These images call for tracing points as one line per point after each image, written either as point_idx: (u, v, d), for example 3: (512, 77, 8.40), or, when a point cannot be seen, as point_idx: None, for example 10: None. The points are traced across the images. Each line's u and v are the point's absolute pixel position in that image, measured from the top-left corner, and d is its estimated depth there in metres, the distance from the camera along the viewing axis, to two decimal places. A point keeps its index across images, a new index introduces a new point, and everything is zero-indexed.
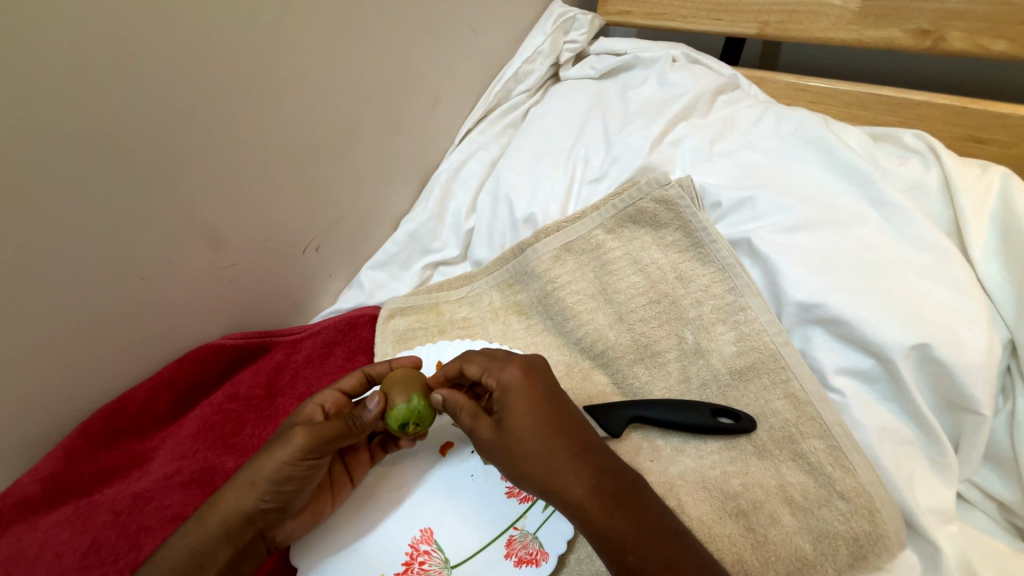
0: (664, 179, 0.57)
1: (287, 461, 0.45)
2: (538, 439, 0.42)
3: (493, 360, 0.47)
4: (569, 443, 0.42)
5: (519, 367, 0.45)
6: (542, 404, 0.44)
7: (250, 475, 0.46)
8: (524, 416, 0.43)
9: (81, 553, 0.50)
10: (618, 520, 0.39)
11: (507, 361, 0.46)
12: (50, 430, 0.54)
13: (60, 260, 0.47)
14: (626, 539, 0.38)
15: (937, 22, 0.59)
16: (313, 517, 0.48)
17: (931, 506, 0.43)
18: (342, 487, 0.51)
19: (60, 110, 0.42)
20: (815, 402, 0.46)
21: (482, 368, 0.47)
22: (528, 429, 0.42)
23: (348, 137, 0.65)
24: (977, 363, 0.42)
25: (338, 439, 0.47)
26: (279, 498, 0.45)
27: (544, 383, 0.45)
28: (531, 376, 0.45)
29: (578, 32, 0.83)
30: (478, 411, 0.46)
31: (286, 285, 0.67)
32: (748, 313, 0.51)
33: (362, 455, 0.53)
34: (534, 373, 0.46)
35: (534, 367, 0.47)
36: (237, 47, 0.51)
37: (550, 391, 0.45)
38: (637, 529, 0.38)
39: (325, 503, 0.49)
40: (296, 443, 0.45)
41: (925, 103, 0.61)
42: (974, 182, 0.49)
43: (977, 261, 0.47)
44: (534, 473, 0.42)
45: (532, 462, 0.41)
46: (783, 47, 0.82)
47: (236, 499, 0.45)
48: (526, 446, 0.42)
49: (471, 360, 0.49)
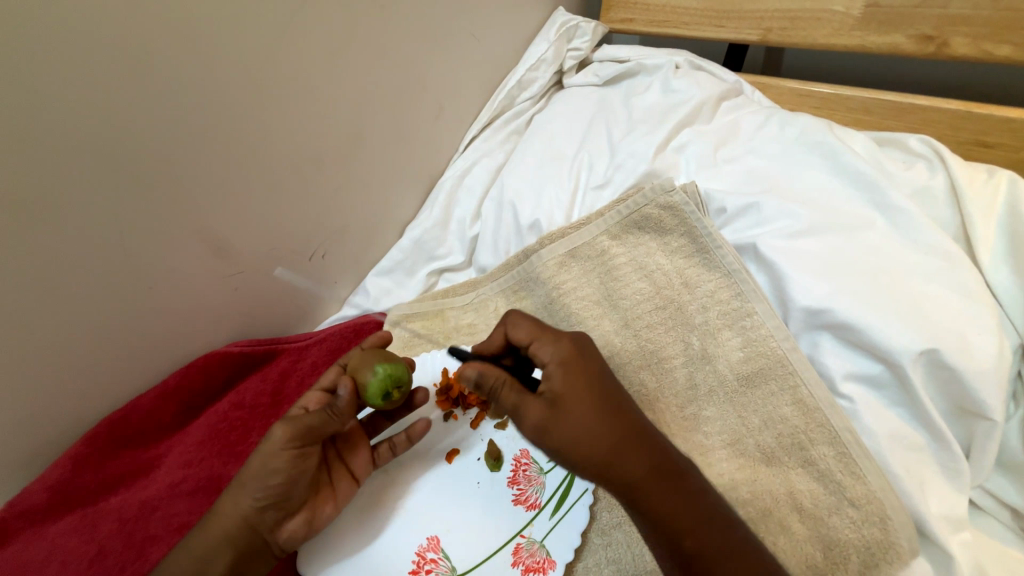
0: (667, 186, 0.57)
1: (272, 453, 0.46)
2: (599, 414, 0.40)
3: (541, 330, 0.46)
4: (605, 421, 0.40)
5: (570, 343, 0.44)
6: (595, 380, 0.42)
7: (241, 476, 0.47)
8: (591, 386, 0.42)
9: (88, 560, 0.50)
10: (671, 503, 0.39)
11: (556, 335, 0.45)
12: (59, 439, 0.54)
13: (68, 269, 0.48)
14: (682, 521, 0.38)
15: (941, 27, 0.59)
16: (312, 515, 0.48)
17: (943, 512, 0.43)
18: (343, 485, 0.50)
19: (69, 122, 0.43)
20: (824, 409, 0.46)
21: (532, 337, 0.46)
22: (602, 398, 0.41)
23: (352, 146, 0.65)
24: (987, 368, 0.42)
25: (321, 428, 0.47)
26: (271, 494, 0.46)
27: (597, 359, 0.44)
28: (583, 352, 0.44)
29: (581, 40, 0.83)
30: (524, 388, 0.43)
31: (293, 293, 0.67)
32: (754, 319, 0.50)
33: (362, 450, 0.52)
34: (586, 350, 0.45)
35: (584, 344, 0.45)
36: (239, 58, 0.51)
37: (604, 368, 0.44)
38: (687, 506, 0.39)
39: (326, 501, 0.49)
40: (280, 433, 0.46)
41: (931, 107, 0.61)
42: (981, 188, 0.49)
43: (985, 266, 0.47)
44: (592, 458, 0.39)
45: (587, 440, 0.40)
46: (787, 53, 0.83)
47: (232, 501, 0.46)
48: (598, 417, 0.40)
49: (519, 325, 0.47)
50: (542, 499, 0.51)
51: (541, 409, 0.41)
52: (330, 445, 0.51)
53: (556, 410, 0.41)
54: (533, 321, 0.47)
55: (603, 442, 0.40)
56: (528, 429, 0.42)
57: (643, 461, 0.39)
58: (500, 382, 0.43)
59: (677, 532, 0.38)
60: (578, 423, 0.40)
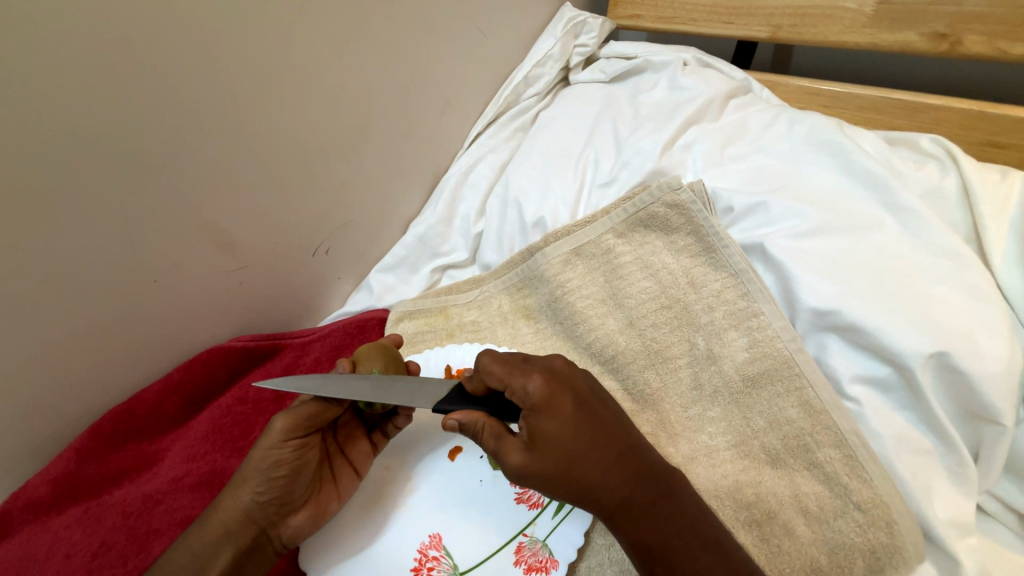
0: (674, 183, 0.56)
1: (272, 447, 0.46)
2: (574, 454, 0.39)
3: (512, 369, 0.43)
4: (577, 463, 0.39)
5: (541, 378, 0.41)
6: (572, 413, 0.40)
7: (243, 472, 0.47)
8: (565, 427, 0.39)
9: (91, 554, 0.50)
10: (648, 528, 0.38)
11: (527, 371, 0.42)
12: (65, 431, 0.55)
13: (72, 263, 0.48)
14: (655, 545, 0.38)
15: (954, 25, 0.58)
16: (317, 508, 0.49)
17: (949, 518, 0.42)
18: (345, 479, 0.51)
19: (73, 113, 0.43)
20: (831, 411, 0.45)
21: (503, 380, 0.43)
22: (576, 438, 0.39)
23: (357, 141, 0.65)
24: (998, 372, 0.42)
25: (319, 418, 0.48)
26: (274, 488, 0.46)
27: (572, 390, 0.41)
28: (555, 388, 0.41)
29: (589, 35, 0.82)
30: (503, 431, 0.43)
31: (296, 289, 0.67)
32: (760, 319, 0.50)
33: (362, 442, 0.53)
34: (561, 383, 0.42)
35: (556, 374, 0.42)
36: (244, 52, 0.51)
37: (581, 401, 0.41)
38: (659, 530, 0.38)
39: (328, 495, 0.50)
40: (278, 427, 0.46)
41: (943, 107, 0.60)
42: (994, 188, 0.48)
43: (997, 268, 0.46)
44: (569, 491, 0.39)
45: (563, 480, 0.39)
46: (796, 50, 0.82)
47: (234, 497, 0.46)
48: (571, 460, 0.39)
49: (488, 368, 0.44)
50: (545, 498, 0.51)
51: (518, 454, 0.41)
52: (328, 437, 0.52)
53: (531, 453, 0.40)
54: (503, 359, 0.44)
55: (580, 480, 0.39)
56: (509, 472, 0.41)
57: (617, 491, 0.39)
58: (481, 427, 0.43)
59: (649, 553, 0.38)
60: (550, 467, 0.39)
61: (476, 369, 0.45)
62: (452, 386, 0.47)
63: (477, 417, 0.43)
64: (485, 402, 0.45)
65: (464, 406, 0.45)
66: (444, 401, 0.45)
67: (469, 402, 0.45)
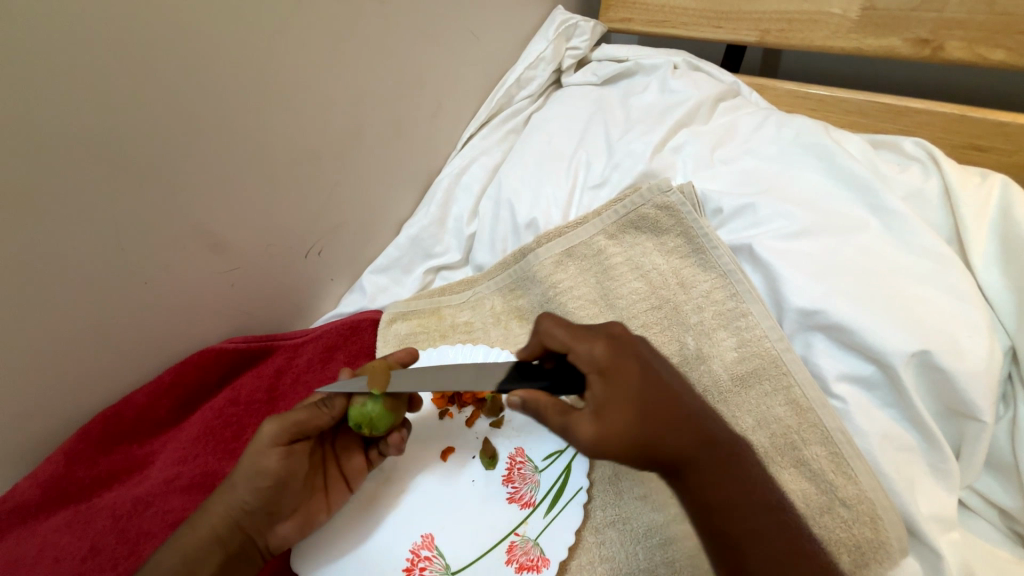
0: (664, 186, 0.57)
1: (260, 451, 0.46)
2: (644, 414, 0.40)
3: (576, 335, 0.46)
4: (648, 422, 0.40)
5: (605, 343, 0.44)
6: (638, 375, 0.42)
7: (232, 476, 0.47)
8: (631, 387, 0.41)
9: (80, 557, 0.50)
10: (716, 486, 0.38)
11: (591, 338, 0.45)
12: (52, 433, 0.54)
13: (61, 262, 0.47)
14: (726, 504, 0.38)
15: (936, 31, 0.59)
16: (306, 519, 0.48)
17: (932, 513, 0.43)
18: (336, 490, 0.50)
19: (62, 111, 0.43)
20: (817, 409, 0.46)
21: (567, 344, 0.45)
22: (643, 399, 0.41)
23: (350, 142, 0.65)
24: (978, 369, 0.43)
25: (309, 423, 0.47)
26: (261, 495, 0.46)
27: (635, 356, 0.43)
28: (621, 352, 0.43)
29: (580, 39, 0.83)
30: (568, 407, 0.43)
31: (289, 291, 0.67)
32: (748, 319, 0.51)
33: (357, 456, 0.52)
34: (623, 348, 0.44)
35: (618, 340, 0.45)
36: (237, 53, 0.51)
37: (645, 364, 0.43)
38: (729, 488, 0.39)
39: (318, 506, 0.49)
40: (267, 432, 0.47)
41: (924, 111, 0.61)
42: (974, 190, 0.49)
43: (978, 269, 0.47)
44: (640, 454, 0.39)
45: (633, 444, 0.39)
46: (783, 55, 0.83)
47: (224, 501, 0.46)
48: (643, 421, 0.40)
49: (550, 334, 0.47)
50: (536, 497, 0.51)
51: (589, 424, 0.41)
52: (325, 445, 0.51)
53: (600, 421, 0.40)
54: (565, 326, 0.47)
55: (655, 443, 0.39)
56: (580, 446, 0.41)
57: (684, 451, 0.39)
58: (545, 406, 0.43)
59: (708, 510, 0.38)
60: (623, 428, 0.40)
61: (539, 339, 0.48)
62: (509, 366, 0.48)
63: (540, 394, 0.44)
64: (546, 377, 0.46)
65: (524, 384, 0.46)
66: (506, 382, 0.46)
67: (529, 380, 0.46)
